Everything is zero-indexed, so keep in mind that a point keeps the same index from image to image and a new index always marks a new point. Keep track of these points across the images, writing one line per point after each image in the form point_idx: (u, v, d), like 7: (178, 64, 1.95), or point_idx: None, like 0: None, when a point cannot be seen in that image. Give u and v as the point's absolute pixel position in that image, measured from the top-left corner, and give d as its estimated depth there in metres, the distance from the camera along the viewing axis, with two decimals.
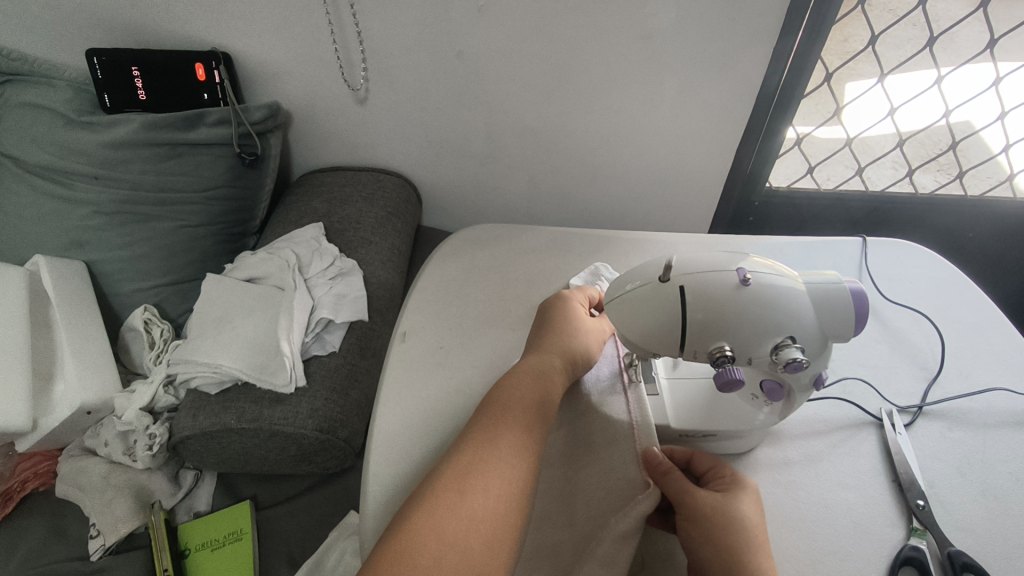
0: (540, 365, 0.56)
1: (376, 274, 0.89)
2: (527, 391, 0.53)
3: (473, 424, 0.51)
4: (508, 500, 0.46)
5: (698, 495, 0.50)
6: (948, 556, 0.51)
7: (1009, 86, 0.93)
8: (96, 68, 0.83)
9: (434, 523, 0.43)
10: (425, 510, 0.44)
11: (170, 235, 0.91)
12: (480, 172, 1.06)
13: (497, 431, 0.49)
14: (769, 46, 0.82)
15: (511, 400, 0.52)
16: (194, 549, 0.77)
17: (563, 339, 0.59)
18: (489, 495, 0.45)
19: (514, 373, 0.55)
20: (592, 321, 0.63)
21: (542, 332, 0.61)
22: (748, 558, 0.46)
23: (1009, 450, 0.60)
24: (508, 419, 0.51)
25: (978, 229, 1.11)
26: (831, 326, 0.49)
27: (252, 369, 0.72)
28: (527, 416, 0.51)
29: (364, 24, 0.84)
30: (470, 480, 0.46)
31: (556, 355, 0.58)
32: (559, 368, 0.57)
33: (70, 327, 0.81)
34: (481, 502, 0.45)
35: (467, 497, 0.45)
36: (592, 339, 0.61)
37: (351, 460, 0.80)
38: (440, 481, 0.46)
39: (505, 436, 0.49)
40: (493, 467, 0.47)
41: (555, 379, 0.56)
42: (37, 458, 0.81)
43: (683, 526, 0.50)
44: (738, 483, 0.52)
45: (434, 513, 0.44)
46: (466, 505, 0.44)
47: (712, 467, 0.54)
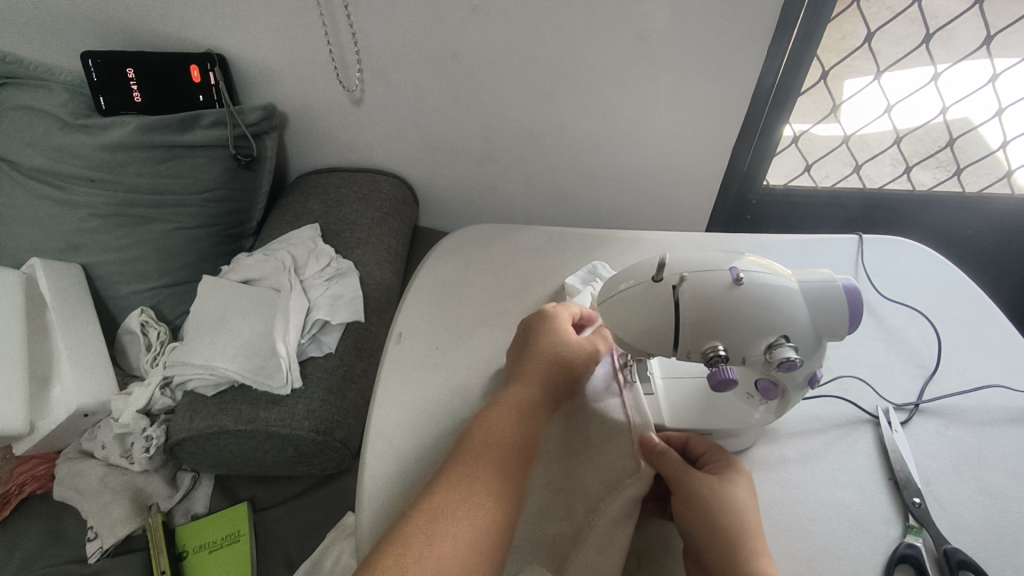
0: (519, 392, 0.56)
1: (373, 275, 0.89)
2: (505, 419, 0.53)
3: (453, 456, 0.52)
4: (481, 526, 0.47)
5: (693, 477, 0.50)
6: (944, 554, 0.51)
7: (1006, 82, 0.93)
8: (91, 71, 0.83)
9: (405, 550, 0.45)
10: (400, 540, 0.45)
11: (167, 238, 0.91)
12: (476, 172, 1.05)
13: (472, 460, 0.50)
14: (764, 44, 0.82)
15: (490, 438, 0.52)
16: (192, 551, 0.78)
17: (547, 361, 0.58)
18: (462, 521, 0.47)
19: (497, 400, 0.55)
20: (582, 337, 0.61)
21: (522, 349, 0.60)
22: (741, 537, 0.47)
23: (1005, 448, 0.60)
24: (486, 449, 0.51)
25: (975, 225, 1.10)
26: (825, 324, 0.49)
27: (248, 371, 0.72)
28: (502, 445, 0.52)
29: (359, 25, 0.84)
30: (441, 510, 0.47)
31: (537, 379, 0.57)
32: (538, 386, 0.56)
33: (67, 330, 0.82)
34: (455, 532, 0.46)
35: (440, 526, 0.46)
36: (582, 356, 0.59)
37: (348, 461, 0.80)
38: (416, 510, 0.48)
39: (481, 466, 0.50)
40: (468, 496, 0.48)
41: (534, 409, 0.55)
42: (34, 461, 0.82)
43: (679, 507, 0.50)
44: (731, 466, 0.53)
45: (409, 544, 0.45)
46: (439, 534, 0.46)
47: (707, 450, 0.54)
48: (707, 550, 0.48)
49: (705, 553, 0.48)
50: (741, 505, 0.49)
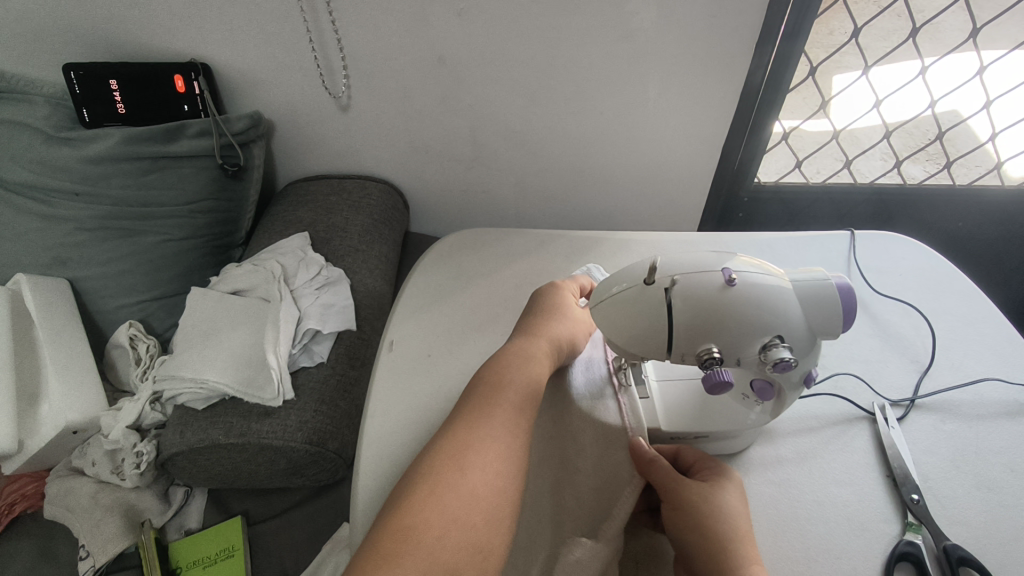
0: (528, 346, 0.55)
1: (364, 282, 0.88)
2: (520, 372, 0.53)
3: (468, 400, 0.51)
4: (505, 477, 0.46)
5: (684, 483, 0.50)
6: (944, 551, 0.51)
7: (994, 75, 0.94)
8: (73, 83, 0.81)
9: (436, 502, 0.43)
10: (423, 485, 0.44)
11: (154, 250, 0.90)
12: (466, 176, 1.05)
13: (484, 412, 0.49)
14: (751, 43, 0.82)
15: (507, 378, 0.52)
16: (185, 567, 0.76)
17: (550, 325, 0.59)
18: (485, 464, 0.45)
19: (504, 352, 0.55)
20: (580, 312, 0.63)
21: (529, 316, 0.61)
22: (733, 543, 0.46)
23: (1002, 442, 0.60)
24: (504, 397, 0.50)
25: (967, 218, 1.10)
26: (819, 323, 0.49)
27: (239, 384, 0.71)
28: (520, 398, 0.51)
29: (344, 31, 0.84)
30: (468, 458, 0.46)
31: (543, 337, 0.57)
32: (546, 351, 0.56)
33: (54, 347, 0.80)
34: (480, 480, 0.45)
35: (465, 477, 0.44)
36: (580, 329, 0.61)
37: (343, 471, 0.80)
38: (436, 458, 0.46)
39: (501, 414, 0.49)
40: (487, 445, 0.46)
41: (543, 362, 0.55)
42: (24, 479, 0.80)
43: (669, 515, 0.49)
44: (723, 472, 0.52)
45: (433, 494, 0.43)
46: (464, 484, 0.44)
47: (698, 457, 0.54)
48: (700, 562, 0.46)
49: (694, 560, 0.46)
50: (733, 511, 0.49)
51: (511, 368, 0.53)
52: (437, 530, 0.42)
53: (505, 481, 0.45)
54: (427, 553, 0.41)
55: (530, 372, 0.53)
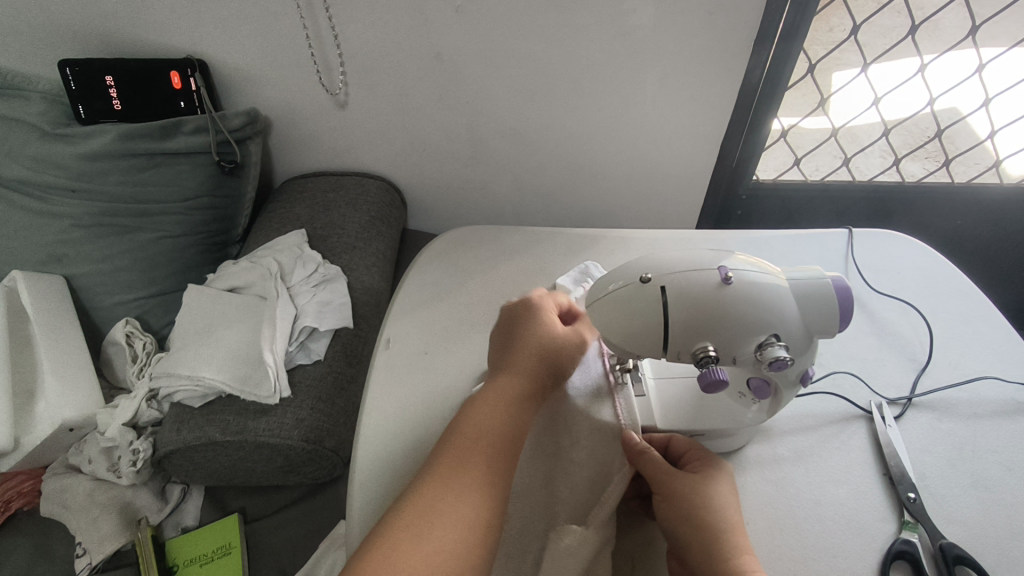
0: (506, 386, 0.53)
1: (361, 279, 0.88)
2: (499, 416, 0.51)
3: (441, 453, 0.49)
4: (471, 540, 0.45)
5: (675, 475, 0.50)
6: (941, 550, 0.51)
7: (993, 72, 0.93)
8: (69, 79, 0.81)
9: (395, 564, 0.43)
10: (387, 542, 0.44)
11: (151, 247, 0.90)
12: (464, 173, 1.05)
13: (455, 464, 0.48)
14: (749, 40, 0.81)
15: (482, 425, 0.50)
16: (182, 565, 0.76)
17: (537, 348, 0.56)
18: (450, 522, 0.45)
19: (484, 395, 0.53)
20: (570, 330, 0.58)
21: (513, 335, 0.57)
22: (723, 534, 0.47)
23: (999, 440, 0.60)
24: (477, 446, 0.49)
25: (965, 216, 1.10)
26: (815, 322, 0.48)
27: (236, 381, 0.71)
28: (495, 451, 0.49)
29: (341, 28, 0.83)
30: (436, 523, 0.45)
31: (528, 367, 0.54)
32: (526, 387, 0.53)
33: (50, 344, 0.80)
34: (445, 549, 0.44)
35: (427, 536, 0.44)
36: (570, 349, 0.57)
37: (340, 469, 0.80)
38: (402, 515, 0.46)
39: (472, 465, 0.48)
40: (457, 506, 0.46)
41: (525, 405, 0.53)
42: (19, 477, 0.80)
43: (660, 506, 0.50)
44: (714, 463, 0.52)
45: (393, 555, 0.43)
46: (431, 551, 0.44)
47: (689, 448, 0.54)
48: (691, 553, 0.47)
49: (687, 551, 0.47)
50: (723, 503, 0.49)
51: (486, 411, 0.51)
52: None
53: (472, 544, 0.45)
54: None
55: (509, 417, 0.51)
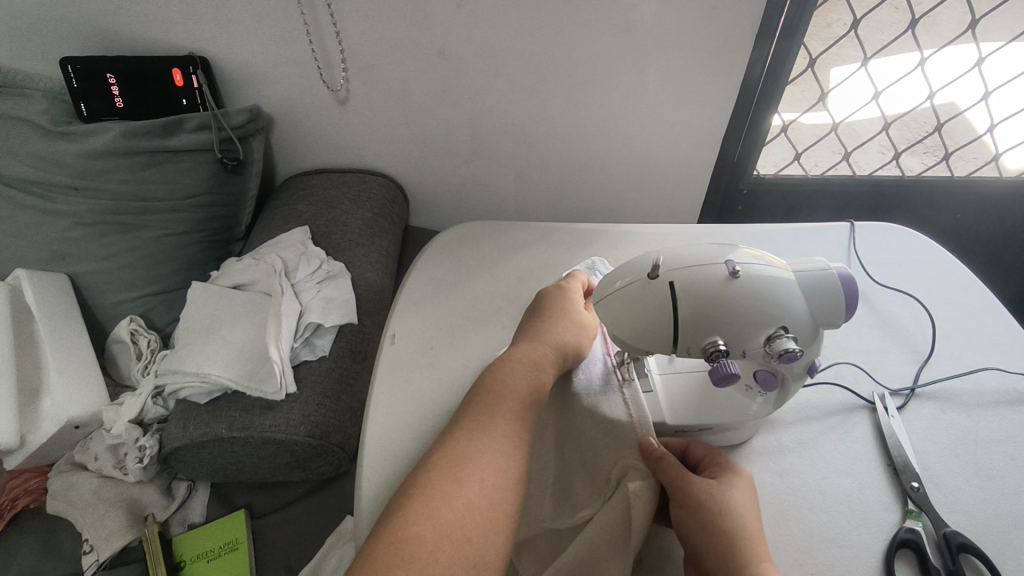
0: (527, 355, 0.56)
1: (365, 276, 0.89)
2: (521, 383, 0.53)
3: (464, 413, 0.51)
4: (499, 486, 0.46)
5: (692, 481, 0.49)
6: (944, 538, 0.52)
7: (992, 67, 0.94)
8: (71, 77, 0.80)
9: (429, 514, 0.43)
10: (420, 500, 0.44)
11: (153, 245, 0.90)
12: (466, 170, 1.05)
13: (483, 425, 0.50)
14: (750, 34, 0.81)
15: (509, 390, 0.52)
16: (189, 561, 0.76)
17: (553, 330, 0.59)
18: (481, 476, 0.46)
19: (506, 361, 0.55)
20: (585, 316, 0.62)
21: (533, 324, 0.61)
22: (742, 541, 0.46)
23: (1001, 430, 0.60)
24: (503, 410, 0.51)
25: (966, 210, 1.11)
26: (822, 314, 0.49)
27: (241, 378, 0.71)
28: (519, 405, 0.51)
29: (342, 24, 0.83)
30: (463, 472, 0.46)
31: (546, 344, 0.57)
32: (550, 358, 0.56)
33: (55, 342, 0.80)
34: (476, 492, 0.45)
35: (458, 489, 0.45)
36: (583, 334, 0.60)
37: (345, 465, 0.80)
38: (431, 474, 0.46)
39: (498, 428, 0.49)
40: (484, 457, 0.47)
41: (546, 370, 0.55)
42: (26, 475, 0.81)
43: (678, 512, 0.49)
44: (732, 467, 0.52)
45: (427, 505, 0.44)
46: (459, 496, 0.44)
47: (708, 452, 0.54)
48: (708, 559, 0.46)
49: (706, 559, 0.46)
50: (743, 508, 0.48)
51: (511, 379, 0.53)
52: (431, 543, 0.42)
53: (504, 493, 0.46)
54: (419, 564, 0.41)
55: (530, 381, 0.54)
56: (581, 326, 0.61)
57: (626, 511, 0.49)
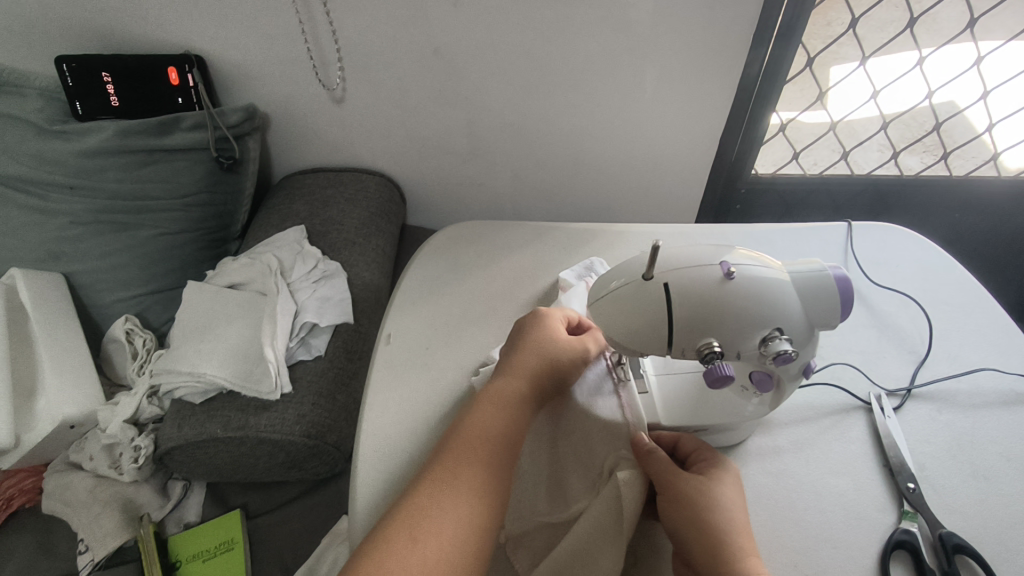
0: (502, 396, 0.54)
1: (361, 275, 0.88)
2: (491, 430, 0.52)
3: (433, 459, 0.51)
4: (459, 544, 0.45)
5: (680, 476, 0.49)
6: (940, 539, 0.52)
7: (991, 66, 0.93)
8: (65, 75, 0.80)
9: (387, 573, 0.43)
10: (381, 552, 0.44)
11: (149, 244, 0.90)
12: (463, 169, 1.05)
13: (449, 474, 0.49)
14: (748, 34, 0.81)
15: (478, 437, 0.51)
16: (185, 561, 0.77)
17: (530, 364, 0.56)
18: (442, 532, 0.45)
19: (479, 402, 0.54)
20: (571, 341, 0.58)
21: (510, 352, 0.58)
22: (730, 536, 0.47)
23: (997, 431, 0.60)
24: (470, 459, 0.50)
25: (964, 209, 1.11)
26: (817, 315, 0.49)
27: (236, 377, 0.71)
28: (487, 454, 0.50)
29: (338, 23, 0.83)
30: (423, 526, 0.46)
31: (522, 384, 0.55)
32: (524, 397, 0.54)
33: (51, 341, 0.80)
34: (434, 550, 0.45)
35: (418, 547, 0.45)
36: (567, 364, 0.57)
37: (342, 465, 0.80)
38: (394, 524, 0.46)
39: (462, 479, 0.48)
40: (445, 512, 0.47)
41: (519, 411, 0.53)
42: (21, 474, 0.81)
43: (666, 506, 0.49)
44: (721, 463, 0.52)
45: (387, 558, 0.44)
46: (415, 555, 0.44)
47: (698, 446, 0.54)
48: (694, 554, 0.47)
49: (695, 554, 0.47)
50: (730, 505, 0.49)
51: (480, 425, 0.52)
52: None
53: (462, 553, 0.45)
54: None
55: (500, 427, 0.52)
56: (563, 352, 0.57)
57: (618, 501, 0.49)
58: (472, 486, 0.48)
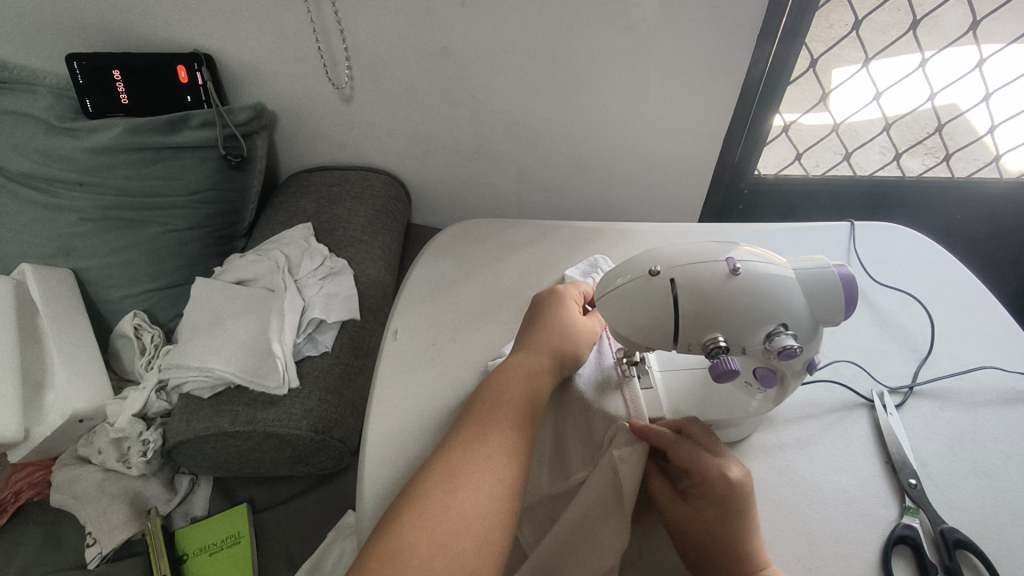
0: (528, 365, 0.56)
1: (367, 273, 0.89)
2: (517, 395, 0.53)
3: (462, 424, 0.52)
4: (495, 499, 0.46)
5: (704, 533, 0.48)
6: (942, 534, 0.52)
7: (993, 68, 0.94)
8: (76, 72, 0.81)
9: (425, 524, 0.44)
10: (416, 507, 0.45)
11: (157, 240, 0.90)
12: (468, 168, 1.05)
13: (479, 434, 0.50)
14: (753, 35, 0.82)
15: (505, 400, 0.53)
16: (192, 554, 0.78)
17: (550, 339, 0.59)
18: (477, 487, 0.46)
19: (503, 371, 0.56)
20: (583, 321, 0.62)
21: (529, 330, 0.61)
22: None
23: (998, 428, 0.61)
24: (499, 420, 0.51)
25: (965, 211, 1.11)
26: (821, 311, 0.49)
27: (244, 372, 0.72)
28: (516, 417, 0.52)
29: (346, 22, 0.84)
30: (459, 481, 0.46)
31: (545, 355, 0.57)
32: (547, 367, 0.56)
33: (60, 336, 0.81)
34: (471, 503, 0.45)
35: (455, 500, 0.45)
36: (581, 341, 0.60)
37: (347, 460, 0.81)
38: (428, 481, 0.47)
39: (493, 438, 0.50)
40: (480, 467, 0.47)
41: (544, 380, 0.55)
42: (31, 468, 0.82)
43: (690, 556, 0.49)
44: (741, 490, 0.48)
45: (423, 511, 0.44)
46: (454, 506, 0.45)
47: (715, 466, 0.49)
48: None
49: None
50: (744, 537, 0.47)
51: (506, 390, 0.53)
52: (423, 555, 0.42)
53: (499, 505, 0.46)
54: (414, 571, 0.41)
55: (527, 391, 0.54)
56: (576, 331, 0.60)
57: (615, 473, 0.51)
58: (502, 443, 0.49)
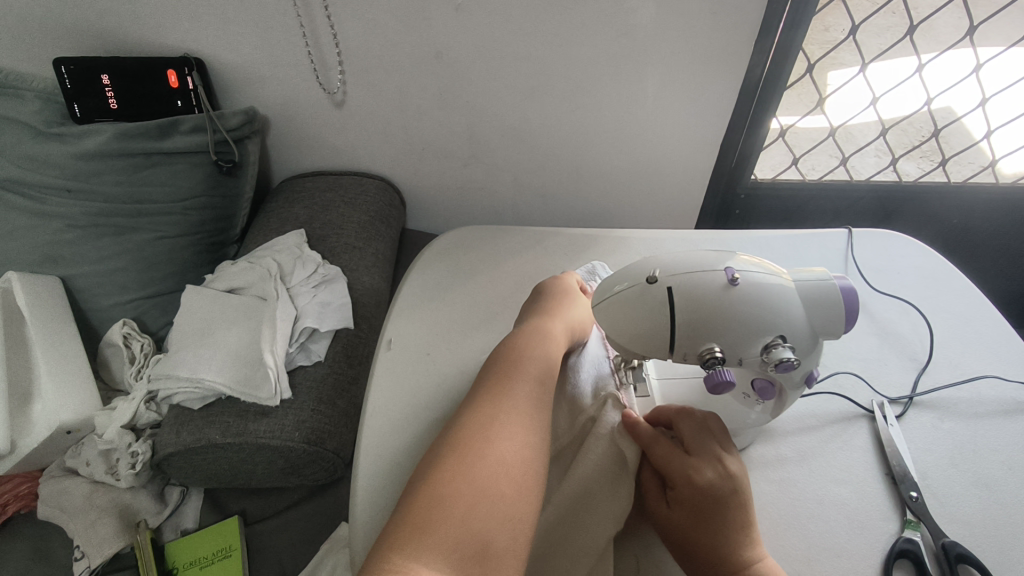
0: (544, 329, 0.55)
1: (361, 280, 0.88)
2: (538, 353, 0.53)
3: (483, 380, 0.50)
4: (529, 450, 0.45)
5: (680, 534, 0.47)
6: (943, 548, 0.51)
7: (990, 73, 0.94)
8: (64, 77, 0.80)
9: (464, 471, 0.43)
10: (451, 457, 0.44)
11: (147, 248, 0.89)
12: (463, 174, 1.04)
13: (505, 389, 0.49)
14: (749, 40, 0.81)
15: (527, 358, 0.52)
16: (182, 568, 0.76)
17: (562, 311, 0.59)
18: (511, 438, 0.45)
19: (520, 335, 0.55)
20: (585, 300, 0.63)
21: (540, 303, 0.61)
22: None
23: (999, 439, 0.60)
24: (523, 374, 0.50)
25: (963, 216, 1.11)
26: (822, 323, 0.48)
27: (235, 383, 0.71)
28: (538, 373, 0.51)
29: (339, 27, 0.83)
30: (494, 431, 0.45)
31: (559, 322, 0.57)
32: (562, 334, 0.56)
33: (48, 346, 0.80)
34: (508, 452, 0.44)
35: (491, 449, 0.44)
36: (586, 316, 0.61)
37: (341, 471, 0.79)
38: (460, 432, 0.46)
39: (520, 393, 0.49)
40: (512, 419, 0.47)
41: (559, 343, 0.55)
42: (17, 479, 0.80)
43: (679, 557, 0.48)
44: (712, 498, 0.47)
45: (460, 459, 0.43)
46: (492, 455, 0.44)
47: (683, 472, 0.49)
48: None
49: None
50: (723, 547, 0.46)
51: (525, 348, 0.53)
52: (466, 501, 0.41)
53: (531, 456, 0.45)
54: (456, 519, 0.40)
55: (545, 351, 0.53)
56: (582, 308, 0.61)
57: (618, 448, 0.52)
58: (528, 396, 0.49)
